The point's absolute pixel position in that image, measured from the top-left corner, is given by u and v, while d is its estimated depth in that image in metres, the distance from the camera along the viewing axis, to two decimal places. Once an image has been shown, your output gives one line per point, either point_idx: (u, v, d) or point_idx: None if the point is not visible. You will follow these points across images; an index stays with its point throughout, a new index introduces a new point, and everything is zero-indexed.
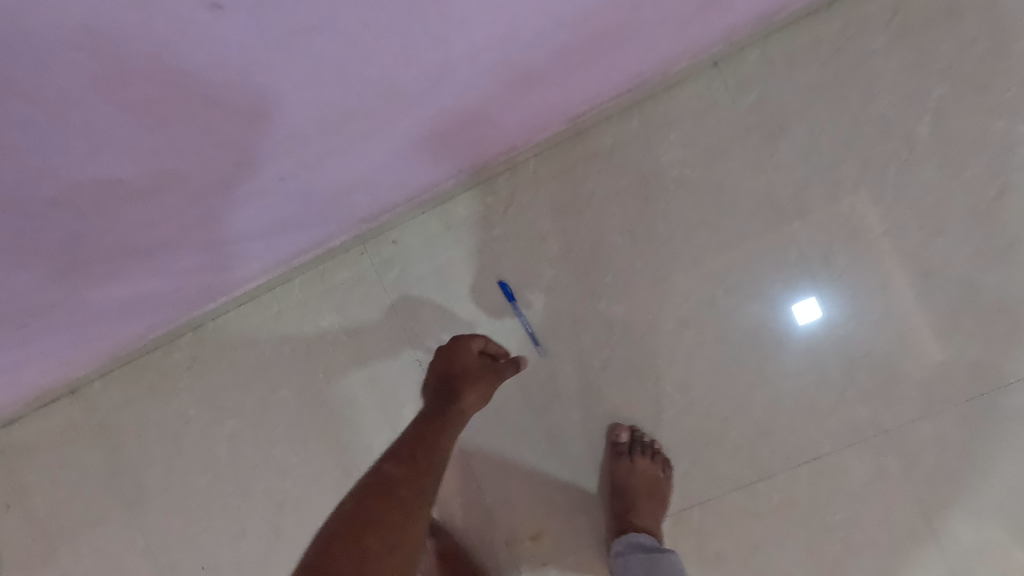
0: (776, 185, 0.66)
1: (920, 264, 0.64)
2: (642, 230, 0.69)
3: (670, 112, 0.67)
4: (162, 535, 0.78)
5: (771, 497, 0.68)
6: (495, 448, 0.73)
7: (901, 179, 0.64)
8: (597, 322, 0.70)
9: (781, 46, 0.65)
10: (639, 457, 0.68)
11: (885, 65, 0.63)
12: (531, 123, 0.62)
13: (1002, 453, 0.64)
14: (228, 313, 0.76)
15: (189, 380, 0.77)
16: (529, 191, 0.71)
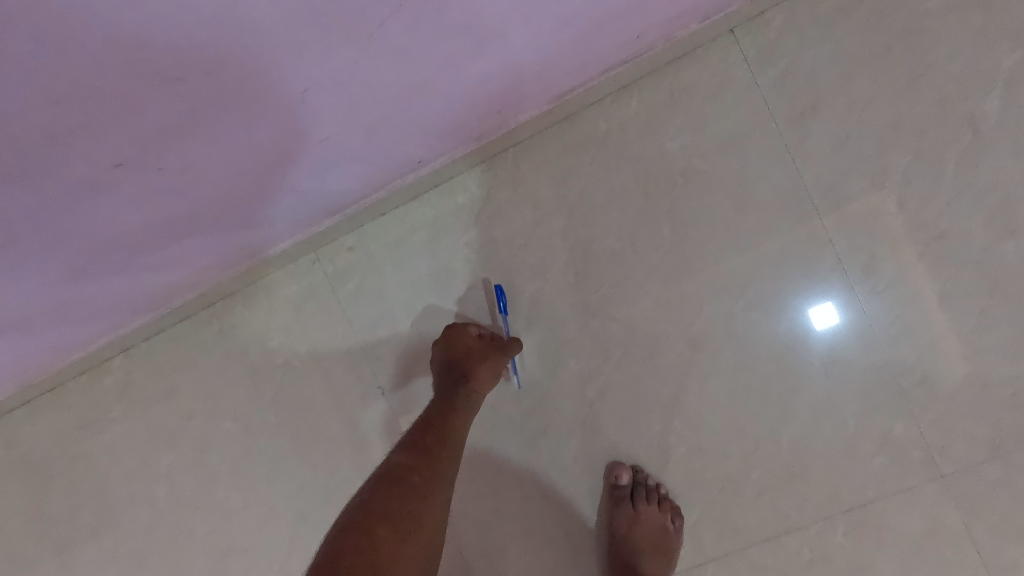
0: (807, 176, 0.54)
1: (985, 275, 0.52)
2: (644, 233, 0.57)
3: (677, 90, 0.56)
4: None
5: (801, 556, 0.56)
6: (473, 490, 0.62)
7: (962, 167, 0.52)
8: (591, 342, 0.59)
9: (811, 9, 0.53)
10: (645, 503, 0.57)
11: (943, 29, 0.51)
12: (505, 103, 0.51)
13: None
14: (161, 331, 0.66)
15: (118, 407, 0.66)
16: (509, 187, 0.60)
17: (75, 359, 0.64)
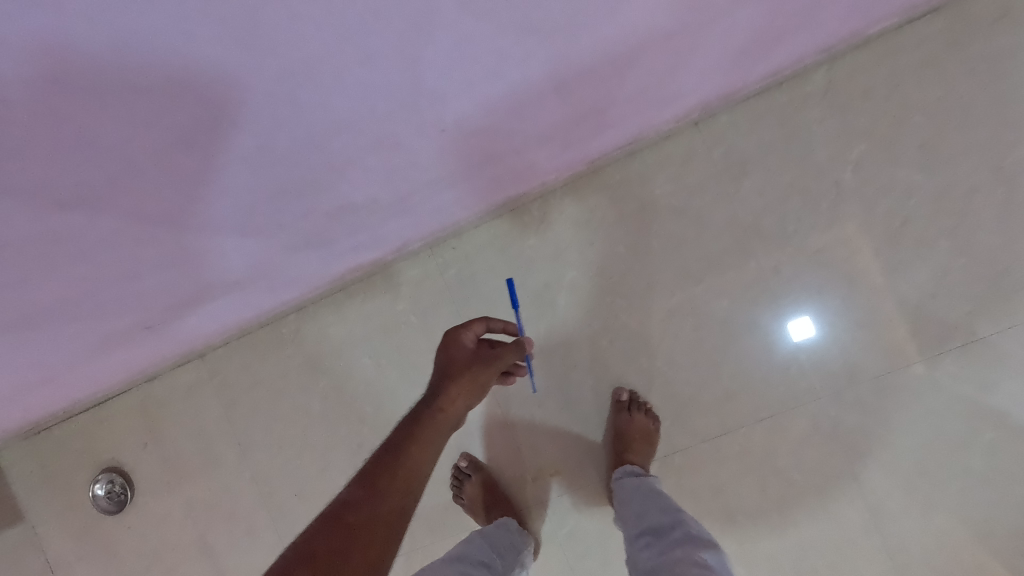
0: (740, 214, 0.89)
1: (844, 276, 0.87)
2: (640, 245, 0.92)
3: (662, 157, 0.91)
4: (269, 468, 1.02)
5: (733, 447, 0.91)
6: (526, 406, 0.97)
7: (830, 212, 0.87)
8: (606, 312, 0.94)
9: (744, 113, 0.88)
10: (636, 411, 0.90)
11: (820, 129, 0.86)
12: (559, 165, 0.86)
13: (902, 414, 0.87)
14: (322, 299, 1.00)
15: (289, 349, 1.00)
16: (556, 213, 0.95)
17: (268, 315, 0.98)
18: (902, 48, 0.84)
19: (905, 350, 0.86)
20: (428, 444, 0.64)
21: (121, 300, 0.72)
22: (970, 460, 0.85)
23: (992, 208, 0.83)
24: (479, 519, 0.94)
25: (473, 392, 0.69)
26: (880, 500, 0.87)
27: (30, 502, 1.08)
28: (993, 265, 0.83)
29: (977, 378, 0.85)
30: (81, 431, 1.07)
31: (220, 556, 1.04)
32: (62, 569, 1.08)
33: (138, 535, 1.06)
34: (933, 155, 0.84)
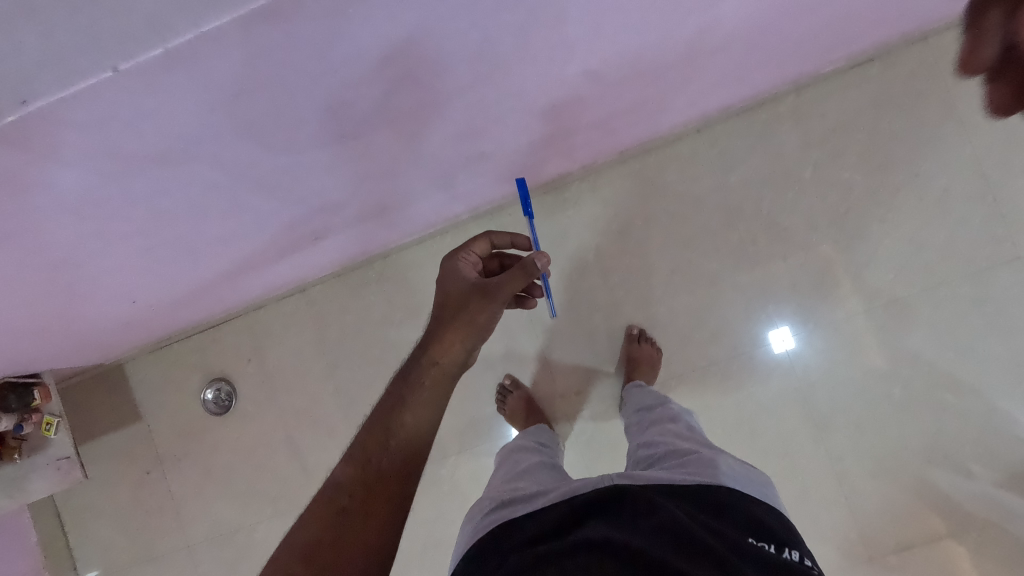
0: (727, 200, 1.21)
1: (800, 249, 1.19)
2: (652, 220, 1.23)
3: (671, 155, 1.22)
4: (349, 384, 1.29)
5: (715, 373, 1.22)
6: (559, 340, 1.27)
7: (793, 202, 1.19)
8: (624, 270, 1.25)
9: (733, 125, 1.20)
10: (643, 342, 1.21)
11: (787, 140, 1.18)
12: (597, 154, 1.16)
13: (838, 352, 1.19)
14: (401, 250, 1.27)
15: (374, 288, 1.28)
16: (589, 193, 1.25)
17: (361, 260, 1.25)
18: (848, 83, 1.16)
19: (842, 305, 1.19)
20: (438, 381, 0.84)
21: (257, 242, 0.93)
22: (886, 387, 1.17)
23: (908, 205, 1.16)
24: (518, 425, 1.23)
25: (473, 325, 0.88)
26: (822, 416, 1.19)
27: (147, 405, 1.34)
28: (907, 247, 1.16)
29: (892, 326, 1.17)
30: (195, 348, 1.33)
31: (305, 453, 1.30)
32: (171, 461, 1.33)
33: (237, 435, 1.32)
34: (867, 162, 1.16)
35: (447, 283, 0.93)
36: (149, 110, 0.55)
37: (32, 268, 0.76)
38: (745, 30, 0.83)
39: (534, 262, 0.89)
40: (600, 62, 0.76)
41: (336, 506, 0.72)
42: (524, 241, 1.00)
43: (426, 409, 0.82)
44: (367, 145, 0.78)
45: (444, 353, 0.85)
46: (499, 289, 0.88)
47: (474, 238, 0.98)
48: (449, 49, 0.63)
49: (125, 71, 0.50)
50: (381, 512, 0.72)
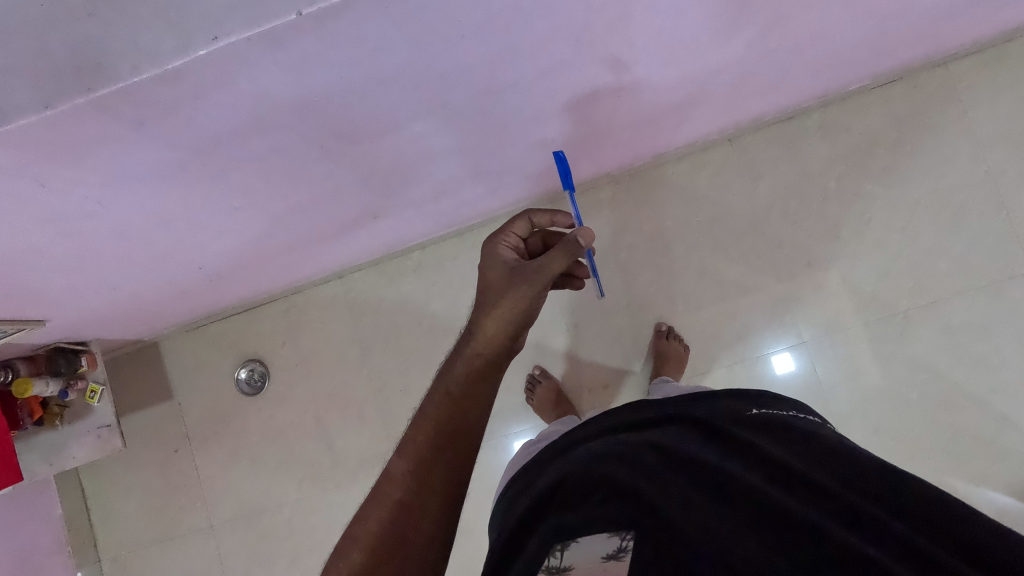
0: (754, 206, 1.27)
1: (824, 258, 1.25)
2: (682, 223, 1.29)
3: (703, 162, 1.28)
4: (381, 369, 1.32)
5: (737, 373, 1.27)
6: (588, 335, 1.32)
7: (818, 211, 1.25)
8: (654, 269, 1.30)
9: (763, 136, 1.26)
10: (671, 338, 1.26)
11: (814, 152, 1.25)
12: (636, 158, 1.22)
13: (857, 358, 1.24)
14: (439, 242, 1.31)
15: (411, 277, 1.32)
16: (624, 195, 1.31)
17: (401, 249, 1.29)
18: (873, 102, 1.23)
19: (862, 312, 1.24)
20: (478, 378, 0.74)
21: (320, 227, 0.97)
22: (903, 392, 1.22)
23: (927, 219, 1.22)
24: (545, 414, 1.27)
25: (516, 312, 0.77)
26: (839, 418, 1.23)
27: (180, 383, 1.37)
28: (925, 259, 1.22)
29: (910, 334, 1.23)
30: (232, 329, 1.36)
31: (334, 437, 1.33)
32: (201, 440, 1.37)
33: (268, 416, 1.35)
34: (888, 177, 1.23)
35: (486, 264, 0.83)
36: (270, 111, 0.58)
37: (125, 253, 0.81)
38: (794, 50, 0.88)
39: (577, 239, 0.81)
40: (667, 71, 0.80)
41: (392, 499, 0.67)
42: (567, 219, 0.89)
43: (473, 403, 0.73)
44: (450, 150, 0.83)
45: (486, 343, 0.75)
46: (540, 273, 0.78)
47: (512, 219, 0.88)
48: (546, 68, 0.67)
49: (309, 18, 0.46)
50: (438, 503, 0.67)
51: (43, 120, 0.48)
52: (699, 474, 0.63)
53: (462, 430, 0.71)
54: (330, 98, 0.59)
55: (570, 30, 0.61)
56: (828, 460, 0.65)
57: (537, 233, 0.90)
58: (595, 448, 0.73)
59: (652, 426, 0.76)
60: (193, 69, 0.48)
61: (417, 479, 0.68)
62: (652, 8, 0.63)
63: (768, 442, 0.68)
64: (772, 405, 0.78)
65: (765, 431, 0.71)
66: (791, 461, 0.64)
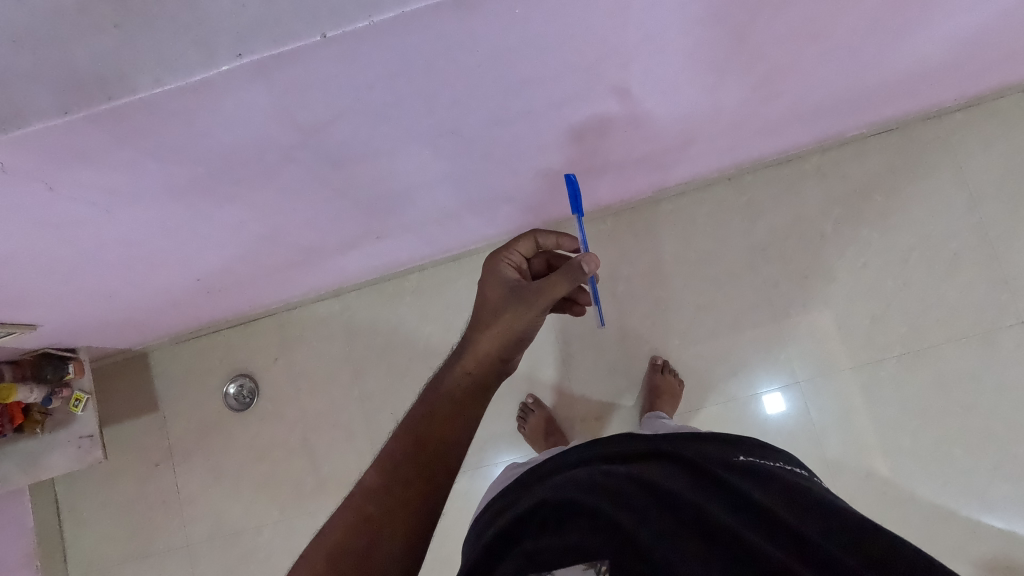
0: (752, 244, 1.28)
1: (819, 298, 1.26)
2: (680, 258, 1.30)
3: (702, 199, 1.30)
4: (373, 390, 1.31)
5: (731, 411, 1.26)
6: (583, 365, 1.31)
7: (814, 252, 1.27)
8: (651, 303, 1.31)
9: (762, 177, 1.28)
10: (666, 373, 1.25)
11: (812, 195, 1.27)
12: (637, 192, 1.23)
13: (850, 401, 1.24)
14: (438, 265, 1.31)
15: (408, 299, 1.31)
16: (624, 228, 1.32)
17: (399, 271, 1.29)
18: (870, 150, 1.26)
19: (855, 355, 1.25)
20: (467, 396, 0.74)
21: (324, 244, 0.98)
22: (895, 437, 1.22)
23: (920, 265, 1.24)
24: (536, 444, 1.26)
25: (510, 334, 0.76)
26: (832, 461, 1.23)
27: (166, 396, 1.35)
28: (919, 304, 1.24)
29: (903, 379, 1.23)
30: (223, 343, 1.34)
31: (320, 458, 1.31)
32: (183, 455, 1.34)
33: (254, 434, 1.33)
34: (884, 223, 1.25)
35: (485, 281, 0.82)
36: (291, 130, 0.59)
37: (124, 262, 0.81)
38: (795, 96, 0.90)
39: (581, 265, 0.75)
40: (671, 108, 0.82)
41: (361, 512, 0.67)
42: (573, 242, 0.88)
43: (458, 421, 0.73)
44: (455, 174, 0.84)
45: (477, 362, 0.75)
46: (540, 296, 0.76)
47: (518, 237, 0.87)
48: (552, 99, 0.68)
49: (332, 40, 0.47)
50: (405, 521, 0.67)
51: (62, 126, 0.49)
52: (690, 521, 0.62)
53: (441, 447, 0.71)
54: (345, 118, 0.60)
55: (577, 65, 0.62)
56: (821, 518, 0.64)
57: (542, 253, 0.89)
58: (581, 475, 0.71)
59: (641, 460, 0.74)
60: (215, 83, 0.48)
61: (387, 495, 0.68)
62: (662, 48, 0.64)
63: (759, 492, 0.67)
64: (766, 454, 0.77)
65: (757, 480, 0.70)
66: (781, 515, 0.63)
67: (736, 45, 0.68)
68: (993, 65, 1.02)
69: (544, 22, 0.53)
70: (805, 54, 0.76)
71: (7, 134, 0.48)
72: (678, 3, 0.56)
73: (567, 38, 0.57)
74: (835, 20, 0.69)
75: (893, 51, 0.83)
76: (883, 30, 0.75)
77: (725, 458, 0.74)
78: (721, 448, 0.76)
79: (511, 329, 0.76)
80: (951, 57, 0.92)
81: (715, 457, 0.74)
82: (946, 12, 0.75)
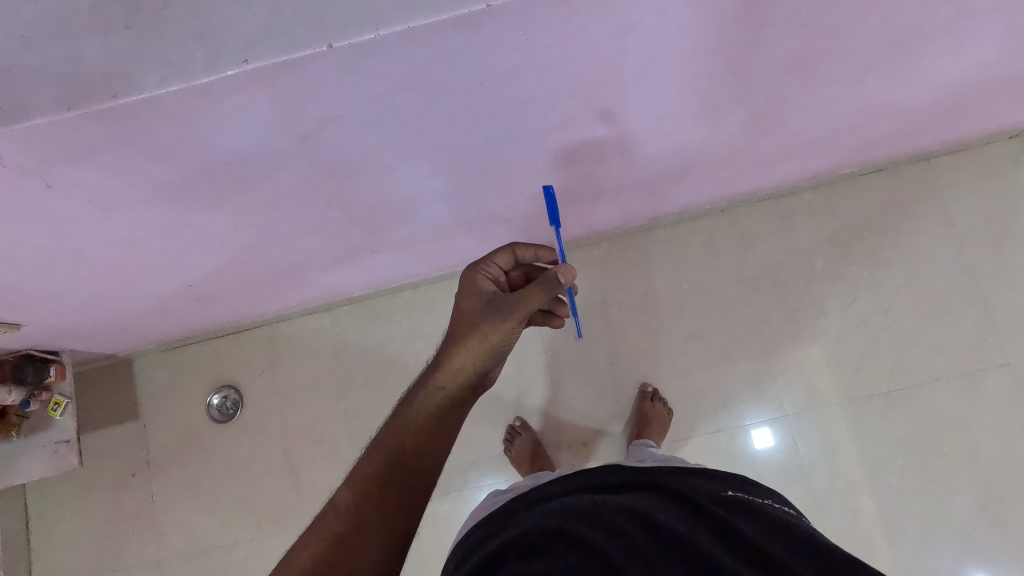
0: (743, 276, 1.29)
1: (808, 332, 1.27)
2: (672, 287, 1.31)
3: (695, 229, 1.32)
4: (358, 407, 1.29)
5: (718, 442, 1.26)
6: (572, 390, 1.31)
7: (805, 286, 1.28)
8: (641, 330, 1.31)
9: (754, 210, 1.30)
10: (656, 401, 1.25)
11: (803, 230, 1.29)
12: (632, 220, 1.24)
13: (837, 437, 1.24)
14: (431, 283, 1.31)
15: (399, 316, 1.31)
16: (617, 254, 1.33)
17: (392, 287, 1.29)
18: (860, 188, 1.28)
19: (843, 390, 1.25)
20: (442, 410, 0.74)
21: (317, 255, 0.98)
22: (882, 475, 1.22)
23: (908, 303, 1.26)
24: (522, 468, 1.24)
25: (485, 347, 0.75)
26: (819, 497, 1.22)
27: (148, 404, 1.33)
28: (906, 342, 1.25)
29: (890, 416, 1.23)
30: (210, 352, 1.33)
31: (301, 474, 1.28)
32: (160, 466, 1.31)
33: (235, 446, 1.31)
34: (873, 261, 1.27)
35: (461, 294, 0.80)
36: (292, 139, 0.60)
37: (115, 263, 0.81)
38: (789, 131, 0.93)
39: (557, 276, 0.71)
40: (667, 137, 0.84)
41: (332, 532, 0.67)
42: (553, 255, 0.84)
43: (433, 436, 0.73)
44: (451, 191, 0.85)
45: (451, 376, 0.75)
46: (516, 307, 0.73)
47: (496, 249, 0.84)
48: (551, 121, 0.70)
49: (338, 51, 0.48)
50: (378, 543, 0.67)
51: (64, 121, 0.49)
52: (674, 555, 0.61)
53: (416, 465, 0.71)
54: (346, 130, 0.61)
55: (577, 89, 0.64)
56: (809, 555, 0.63)
57: (521, 266, 0.86)
58: (566, 505, 0.71)
59: (629, 491, 0.74)
60: (219, 87, 0.49)
61: (361, 515, 0.68)
62: (660, 78, 0.66)
63: (749, 528, 0.66)
64: (756, 490, 0.76)
65: (747, 515, 0.69)
66: (769, 550, 0.62)
67: (732, 79, 0.70)
68: (980, 112, 1.06)
69: (546, 45, 0.54)
70: (798, 91, 0.78)
71: (7, 126, 0.48)
72: (677, 34, 0.58)
73: (567, 63, 0.58)
74: (827, 60, 0.71)
75: (884, 93, 0.86)
76: (872, 72, 0.78)
77: (713, 492, 0.73)
78: (709, 482, 0.75)
79: (486, 342, 0.75)
80: (939, 101, 0.95)
81: (703, 490, 0.73)
82: (935, 58, 0.78)
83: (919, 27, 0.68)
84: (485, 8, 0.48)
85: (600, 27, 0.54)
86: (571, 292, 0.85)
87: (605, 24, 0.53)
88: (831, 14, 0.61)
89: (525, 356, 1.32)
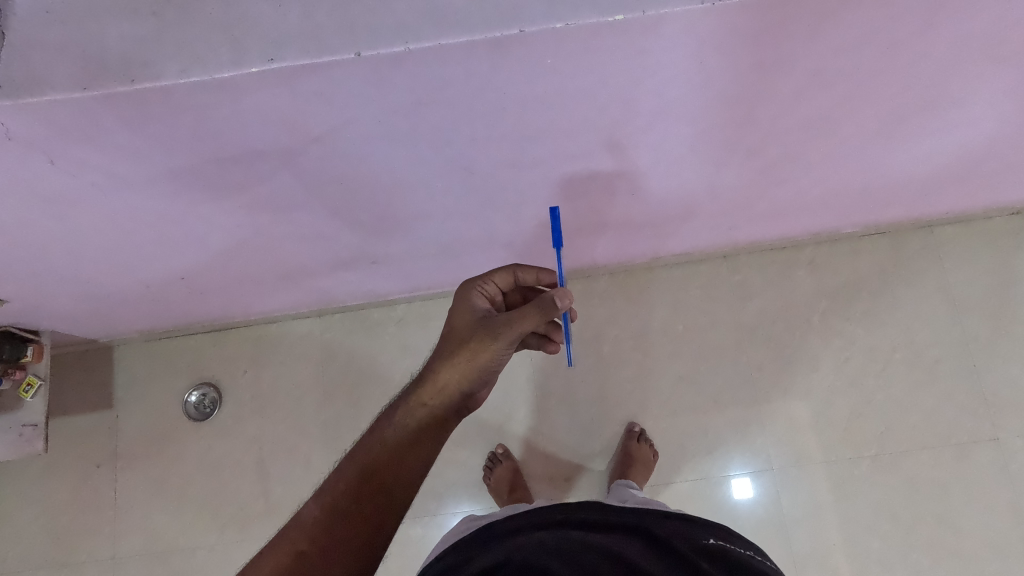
0: (739, 323, 1.29)
1: (801, 386, 1.26)
2: (667, 328, 1.30)
3: (696, 273, 1.32)
4: (339, 418, 1.26)
5: (701, 489, 1.24)
6: (557, 422, 1.29)
7: (800, 340, 1.28)
8: (633, 369, 1.30)
9: (755, 260, 1.31)
10: (642, 442, 1.23)
11: (803, 285, 1.29)
12: (634, 256, 1.24)
13: (822, 495, 1.22)
14: (426, 300, 1.29)
15: (391, 330, 1.29)
16: (616, 289, 1.32)
17: (385, 300, 1.27)
18: (861, 248, 1.29)
19: (832, 449, 1.24)
20: (422, 429, 0.72)
21: (315, 260, 0.96)
22: (866, 539, 1.20)
23: (901, 367, 1.26)
24: (499, 497, 1.22)
25: (473, 366, 0.72)
26: (799, 554, 1.19)
27: (124, 395, 1.29)
28: (897, 406, 1.24)
29: (877, 479, 1.22)
30: (194, 347, 1.30)
31: (272, 482, 1.25)
32: (128, 459, 1.27)
33: (207, 446, 1.27)
34: (869, 320, 1.27)
35: (454, 308, 0.78)
36: (305, 141, 0.59)
37: (109, 248, 0.79)
38: (800, 185, 0.93)
39: (554, 299, 0.70)
40: (677, 180, 0.84)
41: (294, 549, 0.65)
42: (553, 278, 0.83)
43: (410, 455, 0.71)
44: (459, 210, 0.84)
45: (435, 394, 0.73)
46: (507, 328, 0.71)
47: (496, 268, 0.81)
48: (566, 151, 0.70)
49: (366, 60, 0.48)
50: (342, 566, 0.64)
51: (76, 101, 0.47)
52: None
53: (389, 483, 0.69)
54: (362, 136, 0.60)
55: (594, 122, 0.64)
56: None
57: (519, 287, 0.84)
58: (544, 541, 0.68)
59: (610, 531, 0.71)
60: (241, 82, 0.48)
61: (326, 533, 0.66)
62: (680, 120, 0.66)
63: None
64: (747, 544, 0.72)
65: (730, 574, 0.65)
66: None
67: (749, 128, 0.71)
68: (984, 186, 1.07)
69: (574, 75, 0.54)
70: (814, 145, 0.79)
71: (19, 100, 0.47)
72: (701, 79, 0.59)
73: (591, 96, 0.58)
74: (844, 118, 0.71)
75: (894, 156, 0.86)
76: (888, 134, 0.78)
77: (699, 543, 0.70)
78: (697, 532, 0.72)
79: (475, 361, 0.72)
80: (944, 172, 0.96)
81: (688, 541, 0.70)
82: (946, 128, 0.79)
83: (935, 97, 0.69)
84: (518, 33, 0.47)
85: (626, 65, 0.54)
86: (569, 319, 0.84)
87: (632, 62, 0.54)
88: (850, 77, 0.62)
89: (514, 382, 1.31)
